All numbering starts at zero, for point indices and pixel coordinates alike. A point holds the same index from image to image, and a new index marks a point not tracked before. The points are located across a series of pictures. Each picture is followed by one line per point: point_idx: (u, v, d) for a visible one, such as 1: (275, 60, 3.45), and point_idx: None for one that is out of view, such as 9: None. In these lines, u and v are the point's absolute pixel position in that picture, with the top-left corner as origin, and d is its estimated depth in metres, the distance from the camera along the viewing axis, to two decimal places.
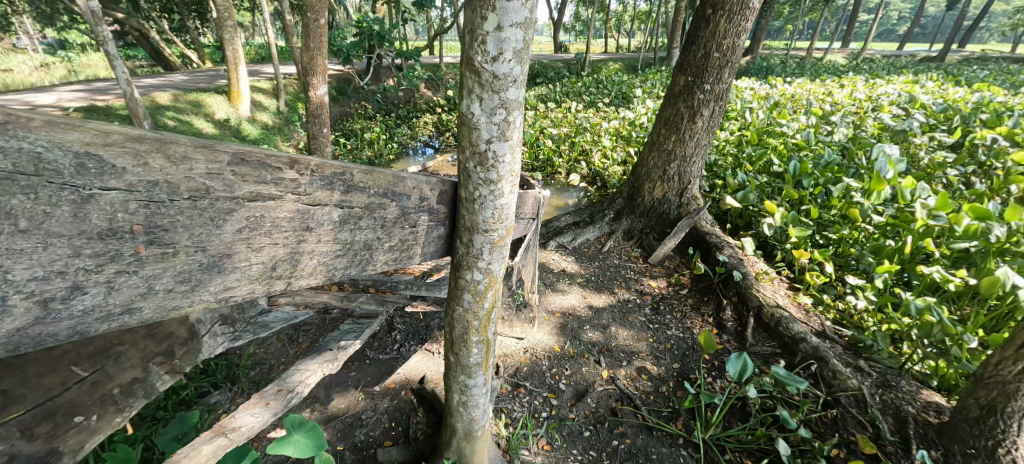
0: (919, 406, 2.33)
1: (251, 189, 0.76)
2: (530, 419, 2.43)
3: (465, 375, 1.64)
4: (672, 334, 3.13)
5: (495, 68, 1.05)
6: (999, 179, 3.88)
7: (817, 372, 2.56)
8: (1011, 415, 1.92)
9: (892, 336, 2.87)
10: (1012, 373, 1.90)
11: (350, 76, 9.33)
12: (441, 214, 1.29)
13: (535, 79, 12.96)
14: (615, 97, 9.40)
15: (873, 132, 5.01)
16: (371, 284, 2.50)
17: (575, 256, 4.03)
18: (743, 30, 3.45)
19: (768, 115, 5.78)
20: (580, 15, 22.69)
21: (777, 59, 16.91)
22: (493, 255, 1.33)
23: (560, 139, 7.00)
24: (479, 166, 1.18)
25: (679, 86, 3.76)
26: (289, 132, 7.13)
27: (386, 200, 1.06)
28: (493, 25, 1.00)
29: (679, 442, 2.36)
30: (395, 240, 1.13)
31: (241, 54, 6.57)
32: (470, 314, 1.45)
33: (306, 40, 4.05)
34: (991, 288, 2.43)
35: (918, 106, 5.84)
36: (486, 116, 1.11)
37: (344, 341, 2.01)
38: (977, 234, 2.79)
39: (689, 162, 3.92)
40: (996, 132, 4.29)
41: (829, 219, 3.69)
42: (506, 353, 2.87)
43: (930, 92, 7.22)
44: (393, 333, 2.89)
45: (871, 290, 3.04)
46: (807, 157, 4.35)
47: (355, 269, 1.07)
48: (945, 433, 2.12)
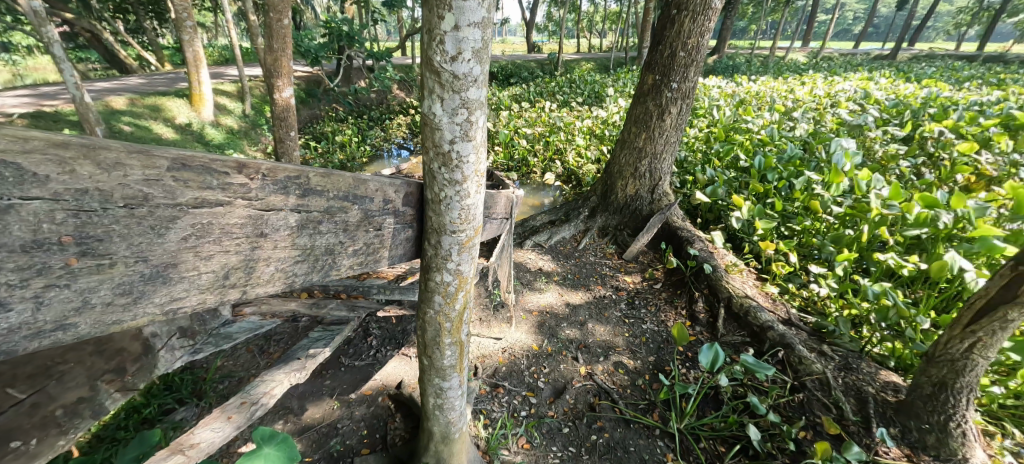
0: (878, 386, 2.46)
1: (195, 195, 0.73)
2: (510, 419, 2.43)
3: (439, 378, 1.63)
4: (647, 328, 3.20)
5: (455, 68, 1.05)
6: (946, 169, 4.14)
7: (784, 358, 2.66)
8: (960, 391, 2.06)
9: (852, 320, 3.01)
10: (960, 350, 2.03)
11: (319, 78, 9.11)
12: (408, 217, 1.28)
13: (509, 79, 12.97)
14: (588, 97, 9.51)
15: (832, 127, 5.25)
16: (342, 290, 2.45)
17: (551, 254, 4.07)
18: (707, 30, 3.55)
19: (734, 113, 5.98)
20: (552, 15, 22.87)
21: (742, 59, 17.48)
22: (462, 256, 1.32)
23: (535, 139, 7.04)
24: (443, 166, 1.17)
25: (647, 85, 3.84)
26: (256, 136, 6.91)
27: (348, 203, 1.04)
28: (450, 24, 1.00)
29: (656, 433, 2.41)
30: (359, 243, 1.12)
31: (202, 56, 6.32)
32: (442, 316, 1.44)
33: (270, 40, 3.92)
34: (940, 272, 2.59)
35: (872, 102, 6.16)
36: (448, 117, 1.11)
37: (312, 349, 1.96)
38: (926, 221, 2.96)
39: (659, 158, 4.02)
40: (942, 125, 4.57)
41: (793, 211, 3.85)
42: (483, 354, 2.87)
43: (883, 89, 7.61)
44: (368, 339, 2.84)
45: (832, 278, 3.18)
46: (771, 152, 4.53)
47: (319, 275, 1.05)
48: (901, 410, 2.25)
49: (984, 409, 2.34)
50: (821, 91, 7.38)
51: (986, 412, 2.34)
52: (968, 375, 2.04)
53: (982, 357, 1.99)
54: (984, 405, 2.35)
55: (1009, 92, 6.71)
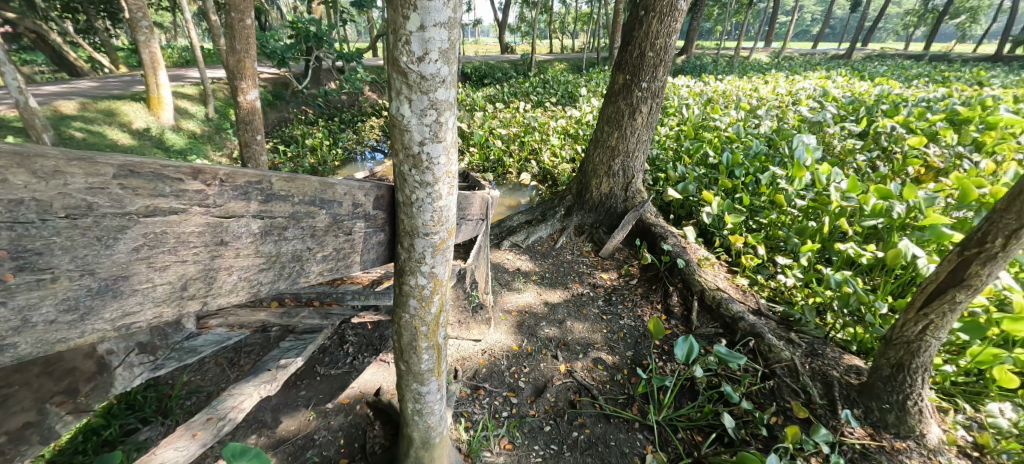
0: (842, 370, 2.58)
1: (146, 203, 0.71)
2: (491, 420, 2.43)
3: (417, 383, 1.61)
4: (624, 323, 3.25)
5: (422, 68, 1.04)
6: (899, 162, 4.37)
7: (755, 347, 2.75)
8: (916, 371, 2.18)
9: (817, 308, 3.14)
10: (915, 332, 2.15)
11: (287, 80, 8.86)
12: (380, 220, 1.25)
13: (483, 80, 12.96)
14: (562, 97, 9.60)
15: (794, 124, 5.48)
16: (315, 297, 2.39)
17: (529, 254, 4.08)
18: (674, 30, 3.64)
19: (703, 111, 6.17)
20: (524, 17, 22.99)
21: (709, 59, 17.99)
22: (436, 259, 1.31)
23: (510, 139, 7.07)
24: (414, 168, 1.16)
25: (618, 84, 3.91)
26: (221, 140, 6.66)
27: (315, 207, 1.01)
28: (416, 24, 0.99)
29: (635, 427, 2.45)
30: (328, 249, 1.09)
31: (160, 57, 6.04)
32: (418, 319, 1.42)
33: (232, 42, 3.78)
34: (895, 259, 2.73)
35: (831, 99, 6.45)
36: (417, 118, 1.10)
37: (284, 359, 1.89)
38: (881, 212, 3.12)
39: (632, 157, 4.09)
40: (894, 121, 4.84)
41: (760, 205, 3.99)
42: (463, 357, 2.85)
43: (840, 87, 7.99)
44: (344, 346, 2.78)
45: (798, 268, 3.31)
46: (738, 149, 4.69)
47: (287, 283, 1.02)
48: (863, 392, 2.36)
49: (938, 387, 2.49)
50: (784, 89, 7.68)
51: (940, 389, 2.48)
52: (922, 355, 2.16)
53: (934, 338, 2.12)
54: (938, 383, 2.50)
55: (952, 89, 7.16)
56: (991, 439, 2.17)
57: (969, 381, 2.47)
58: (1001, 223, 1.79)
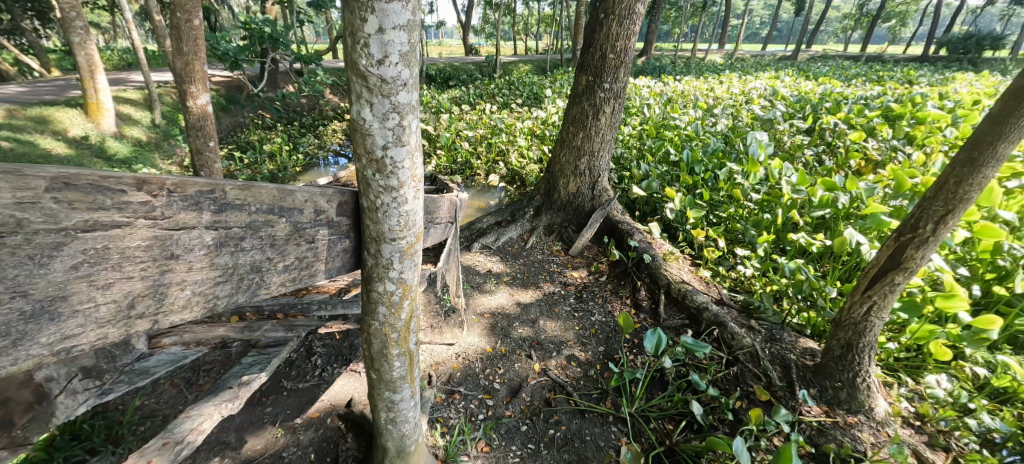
0: (798, 353, 2.73)
1: (84, 217, 0.67)
2: (467, 424, 2.41)
3: (389, 391, 1.57)
4: (595, 319, 3.30)
5: (382, 71, 1.02)
6: (842, 156, 4.66)
7: (719, 336, 2.86)
8: (863, 350, 2.33)
9: (774, 295, 3.30)
10: (861, 314, 2.30)
11: (241, 83, 8.50)
12: (344, 226, 1.22)
13: (448, 82, 12.87)
14: (527, 98, 9.68)
15: (748, 121, 5.76)
16: (278, 309, 2.30)
17: (499, 255, 4.09)
18: (633, 33, 3.74)
19: (663, 111, 6.38)
20: (488, 18, 22.99)
21: (667, 60, 18.59)
22: (405, 264, 1.29)
23: (477, 141, 7.05)
24: (378, 173, 1.13)
25: (581, 86, 3.98)
26: (170, 147, 6.27)
27: (274, 216, 0.97)
28: (374, 27, 0.97)
29: (610, 420, 2.49)
30: (290, 258, 1.05)
31: (98, 60, 5.66)
32: (388, 326, 1.39)
33: (178, 43, 3.58)
34: (842, 246, 2.91)
35: (780, 98, 6.82)
36: (379, 122, 1.08)
37: (246, 376, 1.81)
38: (828, 202, 3.32)
39: (597, 156, 4.16)
40: (837, 117, 5.17)
41: (719, 200, 4.17)
42: (437, 361, 2.82)
43: (787, 87, 8.46)
44: (312, 358, 2.69)
45: (755, 258, 3.48)
46: (697, 146, 4.89)
47: (246, 295, 0.99)
48: (818, 372, 2.51)
49: (883, 363, 2.68)
50: (737, 89, 8.06)
51: (885, 366, 2.68)
52: (868, 335, 2.32)
53: (877, 318, 2.27)
54: (883, 360, 2.69)
55: (886, 87, 7.72)
56: (930, 408, 2.37)
57: (909, 356, 2.67)
58: (930, 210, 1.95)
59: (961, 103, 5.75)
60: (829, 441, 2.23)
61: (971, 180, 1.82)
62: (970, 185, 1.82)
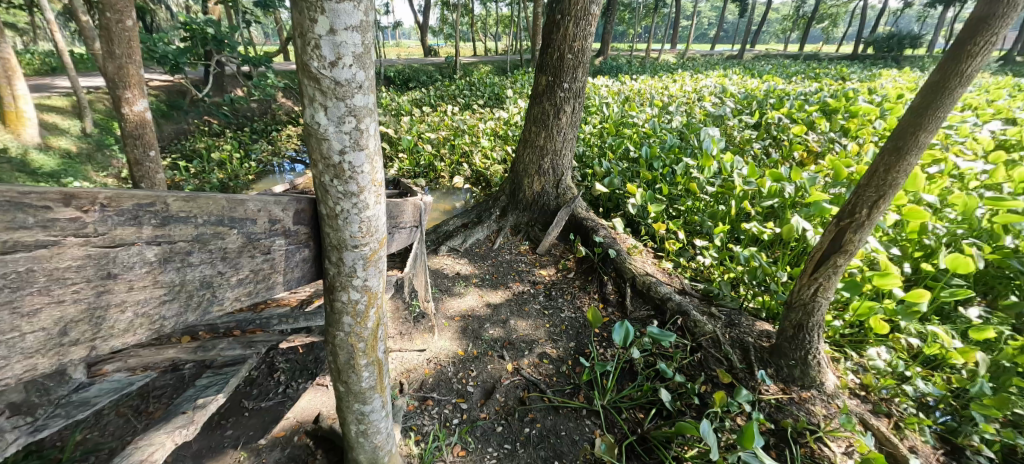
0: (755, 336, 2.87)
1: (5, 237, 0.62)
2: (442, 429, 2.38)
3: (359, 403, 1.52)
4: (565, 316, 3.35)
5: (335, 74, 0.99)
6: (788, 148, 4.95)
7: (683, 324, 2.96)
8: (813, 329, 2.48)
9: (732, 282, 3.46)
10: (809, 295, 2.44)
11: (183, 88, 8.00)
12: (302, 236, 1.17)
13: (407, 84, 12.65)
14: (488, 99, 9.67)
15: (700, 118, 6.01)
16: (234, 326, 2.19)
17: (467, 257, 4.07)
18: (589, 33, 3.82)
19: (621, 109, 6.56)
20: (446, 19, 22.77)
21: (623, 60, 19.07)
22: (369, 271, 1.25)
23: (440, 143, 6.97)
24: (336, 178, 1.10)
25: (541, 86, 4.02)
26: (105, 158, 5.81)
27: (224, 228, 0.92)
28: (325, 28, 0.94)
29: (583, 414, 2.53)
30: (244, 272, 1.01)
31: (15, 65, 5.17)
32: (354, 336, 1.35)
33: (109, 46, 3.33)
34: (790, 233, 3.09)
35: (729, 95, 7.18)
36: (334, 126, 1.04)
37: (201, 399, 1.70)
38: (776, 192, 3.52)
39: (560, 155, 4.21)
40: (781, 113, 5.50)
41: (677, 194, 4.33)
42: (408, 368, 2.77)
43: (735, 84, 8.90)
44: (274, 374, 2.58)
45: (713, 248, 3.64)
46: (654, 143, 5.06)
47: (197, 314, 0.94)
48: (774, 352, 2.65)
49: (831, 340, 2.88)
50: (689, 88, 8.41)
51: (832, 342, 2.87)
52: (816, 314, 2.46)
53: (824, 298, 2.42)
54: (830, 337, 2.89)
55: (822, 83, 8.28)
56: (873, 379, 2.56)
57: (853, 332, 2.88)
58: (865, 196, 2.11)
59: (887, 98, 6.26)
60: (787, 417, 2.36)
61: (898, 167, 1.98)
62: (898, 172, 1.98)
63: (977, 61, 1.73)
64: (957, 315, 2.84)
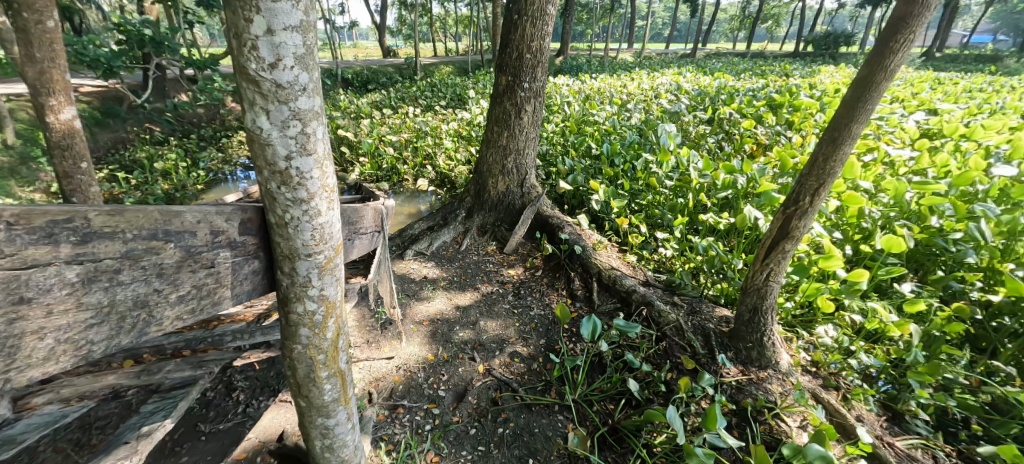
0: (715, 322, 3.00)
1: None
2: (414, 436, 2.34)
3: (322, 417, 1.47)
4: (535, 313, 3.37)
5: (276, 76, 0.95)
6: (740, 141, 5.20)
7: (648, 315, 3.05)
8: (767, 311, 2.62)
9: (692, 272, 3.59)
10: (762, 280, 2.57)
11: (119, 93, 7.45)
12: (250, 246, 1.11)
13: (367, 85, 12.34)
14: (451, 100, 9.58)
15: (658, 114, 6.21)
16: (183, 345, 2.06)
17: (434, 260, 4.02)
18: (546, 33, 3.86)
19: (582, 108, 6.67)
20: (404, 19, 22.43)
21: (583, 59, 19.42)
22: (325, 280, 1.21)
23: (402, 146, 6.84)
24: (283, 185, 1.05)
25: (501, 86, 4.04)
26: (30, 172, 5.32)
27: (158, 242, 0.87)
28: (262, 28, 0.90)
29: (556, 409, 2.55)
30: (185, 288, 0.96)
31: None
32: (313, 348, 1.30)
33: (28, 49, 3.04)
34: (744, 222, 3.25)
35: (683, 92, 7.46)
36: (278, 131, 1.00)
37: (147, 426, 1.59)
38: (729, 184, 3.69)
39: (523, 154, 4.23)
40: (732, 109, 5.77)
41: (638, 189, 4.46)
42: (377, 377, 2.70)
43: (689, 81, 9.25)
44: (233, 393, 2.45)
45: (673, 240, 3.76)
46: (615, 140, 5.18)
47: (131, 336, 0.88)
48: (733, 337, 2.77)
49: (784, 321, 3.04)
50: (646, 86, 8.66)
51: (785, 323, 3.04)
52: (769, 297, 2.60)
53: (775, 281, 2.56)
54: (783, 318, 3.05)
55: (768, 80, 8.75)
56: (822, 355, 2.74)
57: (803, 312, 3.06)
58: (806, 185, 2.25)
59: (826, 92, 6.68)
60: (747, 397, 2.48)
61: (834, 157, 2.13)
62: (835, 160, 2.13)
63: (899, 57, 1.88)
64: (893, 291, 3.08)
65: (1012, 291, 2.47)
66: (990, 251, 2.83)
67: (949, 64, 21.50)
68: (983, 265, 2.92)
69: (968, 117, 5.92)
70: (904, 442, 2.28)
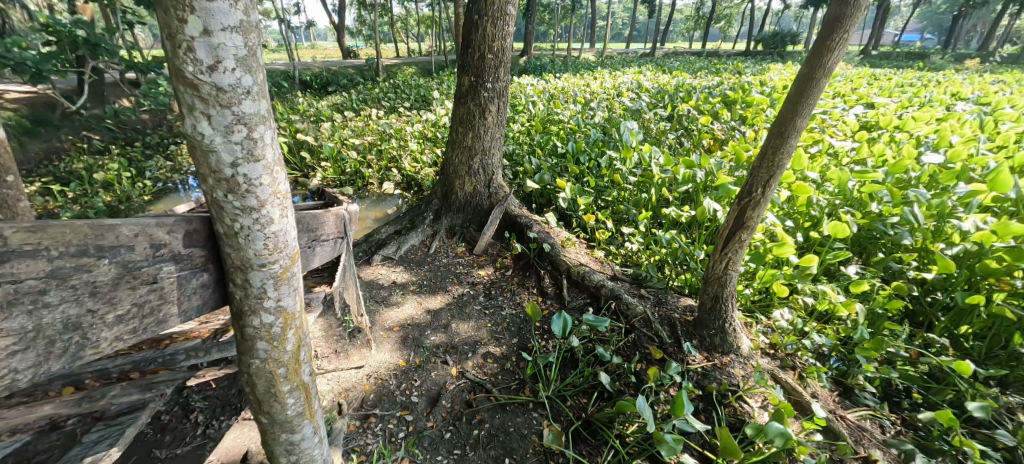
0: (680, 312, 3.09)
1: None
2: (387, 445, 2.29)
3: (287, 433, 1.41)
4: (506, 313, 3.37)
5: (216, 79, 0.91)
6: (699, 136, 5.40)
7: (616, 308, 3.12)
8: (728, 299, 2.72)
9: (658, 264, 3.70)
10: (722, 269, 2.68)
11: (51, 99, 6.88)
12: (198, 259, 1.06)
13: (326, 87, 11.97)
14: (415, 101, 9.44)
15: (620, 112, 6.36)
16: (131, 368, 1.93)
17: (403, 264, 3.95)
18: (507, 33, 3.86)
19: (547, 107, 6.74)
20: (363, 19, 21.91)
21: (547, 59, 19.60)
22: (281, 290, 1.17)
23: (366, 149, 6.68)
24: (230, 193, 1.00)
25: (465, 86, 4.01)
26: None
27: (90, 259, 0.82)
28: (198, 28, 0.86)
29: (530, 407, 2.56)
30: (124, 306, 0.91)
31: None
32: (273, 362, 1.24)
33: None
34: (704, 215, 3.37)
35: (644, 90, 7.66)
36: (222, 136, 0.95)
37: (90, 457, 1.49)
38: (689, 178, 3.83)
39: (489, 154, 4.21)
40: (689, 106, 5.98)
41: (604, 185, 4.54)
42: (347, 388, 2.62)
43: (649, 79, 9.52)
44: (191, 415, 2.32)
45: (639, 234, 3.86)
46: (580, 138, 5.26)
47: (63, 360, 0.83)
48: (697, 325, 2.87)
49: (744, 307, 3.18)
50: (609, 84, 8.86)
51: (745, 309, 3.18)
52: (729, 285, 2.71)
53: (734, 270, 2.67)
54: (743, 304, 3.19)
55: (723, 78, 9.14)
56: (779, 338, 2.89)
57: (761, 297, 3.22)
58: (758, 176, 2.36)
59: (775, 89, 7.04)
60: (712, 382, 2.58)
61: (782, 150, 2.25)
62: (782, 152, 2.25)
63: (836, 54, 2.00)
64: (840, 274, 3.29)
65: (942, 268, 2.69)
66: (923, 233, 3.06)
67: (884, 61, 23.12)
68: (918, 246, 3.16)
69: (900, 110, 6.40)
70: (854, 414, 2.44)
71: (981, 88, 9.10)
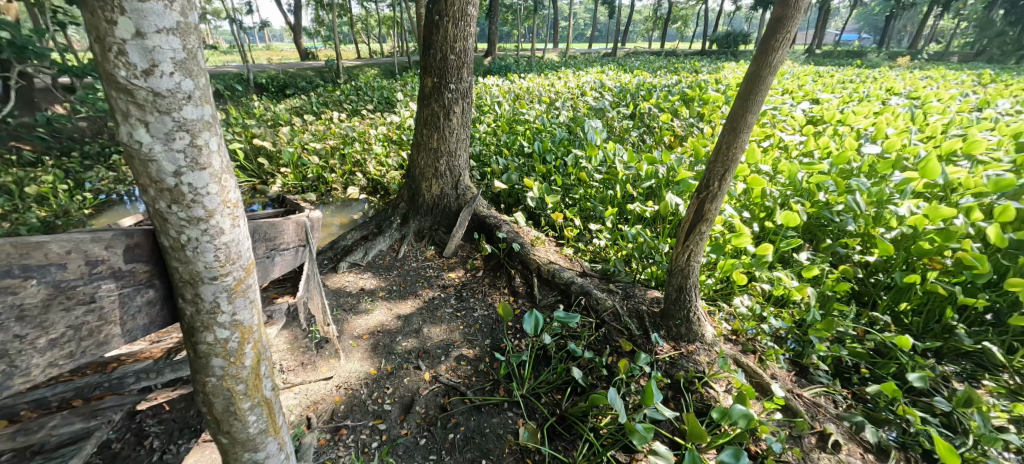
0: (647, 303, 3.17)
1: None
2: (360, 456, 2.23)
3: (249, 452, 1.35)
4: (478, 314, 3.36)
5: (153, 84, 0.86)
6: (659, 133, 5.57)
7: (586, 304, 3.17)
8: (691, 289, 2.82)
9: (625, 259, 3.78)
10: (684, 260, 2.77)
11: None
12: (141, 274, 1.00)
13: (284, 91, 11.54)
14: (378, 103, 9.25)
15: (584, 111, 6.48)
16: (73, 395, 1.79)
17: (371, 270, 3.87)
18: (469, 34, 3.84)
19: (512, 107, 6.76)
20: (321, 20, 21.28)
21: (511, 60, 19.69)
22: (236, 303, 1.12)
23: (328, 153, 6.48)
24: (174, 204, 0.95)
25: (428, 88, 3.97)
26: None
27: (15, 280, 0.76)
28: (130, 30, 0.81)
29: (505, 407, 2.57)
30: (58, 330, 0.85)
31: None
32: (230, 379, 1.19)
33: None
34: (667, 209, 3.48)
35: (606, 90, 7.83)
36: (162, 144, 0.91)
37: None
38: (651, 175, 3.94)
39: (455, 156, 4.18)
40: (651, 104, 6.16)
41: (570, 184, 4.61)
42: (316, 400, 2.54)
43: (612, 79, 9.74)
44: (145, 440, 2.18)
45: (606, 231, 3.93)
46: (546, 138, 5.31)
47: None
48: (663, 316, 2.96)
49: (707, 296, 3.30)
50: (573, 83, 9.00)
51: (708, 298, 3.31)
52: (692, 275, 2.80)
53: (696, 261, 2.77)
54: (706, 294, 3.31)
55: (681, 77, 9.47)
56: (740, 324, 3.02)
57: (722, 286, 3.35)
58: (715, 170, 2.46)
59: (729, 86, 7.36)
60: (680, 370, 2.67)
61: (735, 144, 2.36)
62: (736, 146, 2.35)
63: (780, 53, 2.11)
64: (793, 260, 3.48)
65: (883, 251, 2.89)
66: (865, 218, 3.28)
67: (826, 59, 24.63)
68: (861, 231, 3.38)
69: (842, 105, 6.84)
70: (810, 392, 2.59)
71: (911, 83, 9.86)
